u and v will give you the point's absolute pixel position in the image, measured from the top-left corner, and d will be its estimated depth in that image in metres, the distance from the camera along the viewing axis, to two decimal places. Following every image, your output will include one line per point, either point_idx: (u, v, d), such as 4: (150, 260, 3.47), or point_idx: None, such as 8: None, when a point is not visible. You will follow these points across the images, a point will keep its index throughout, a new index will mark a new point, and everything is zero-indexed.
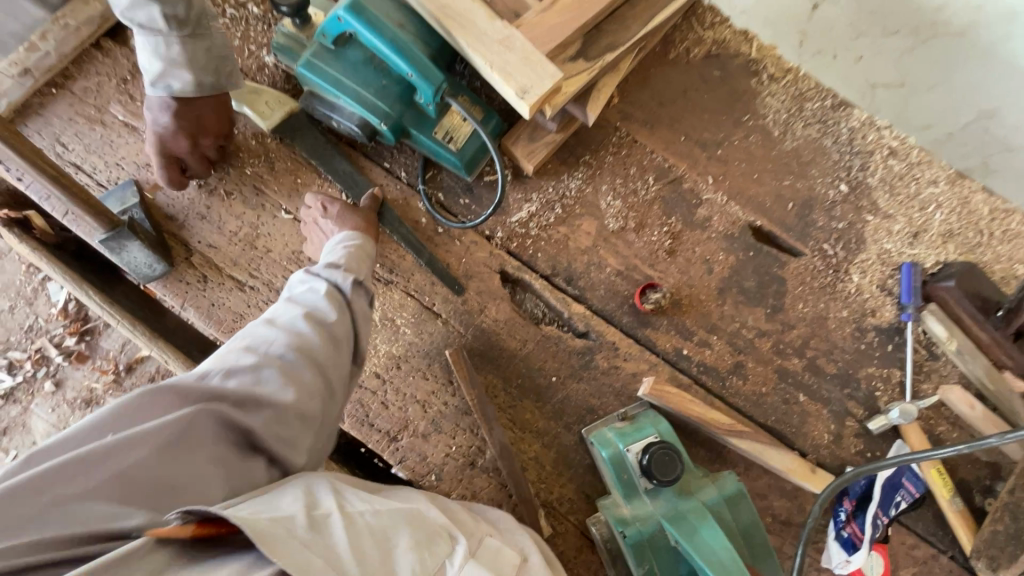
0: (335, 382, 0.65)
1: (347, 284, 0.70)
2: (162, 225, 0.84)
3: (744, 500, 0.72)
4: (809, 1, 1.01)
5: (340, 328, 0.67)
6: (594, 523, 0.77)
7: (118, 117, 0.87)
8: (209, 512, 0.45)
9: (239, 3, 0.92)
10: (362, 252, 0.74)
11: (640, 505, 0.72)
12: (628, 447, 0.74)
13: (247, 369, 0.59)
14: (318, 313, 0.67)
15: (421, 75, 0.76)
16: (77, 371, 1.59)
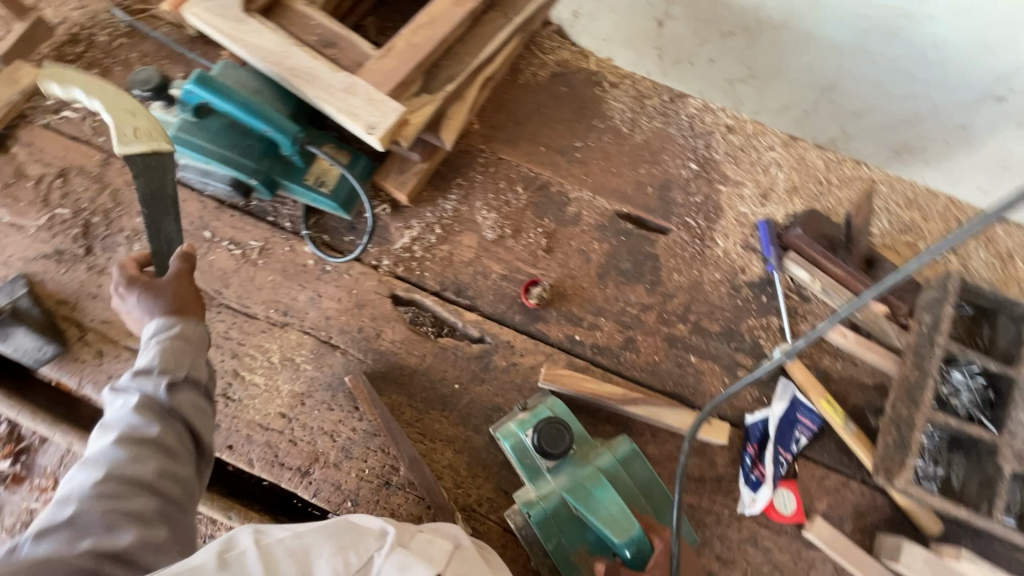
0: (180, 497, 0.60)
1: (164, 388, 0.64)
2: (54, 310, 0.87)
3: (637, 458, 0.78)
4: (654, 22, 1.21)
5: (168, 438, 0.61)
6: (509, 513, 0.78)
7: (3, 218, 0.91)
8: None
9: None
10: (172, 341, 0.68)
11: (545, 484, 0.75)
12: (526, 433, 0.78)
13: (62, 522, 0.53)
14: (136, 428, 0.61)
15: (277, 129, 0.84)
16: (15, 494, 1.53)
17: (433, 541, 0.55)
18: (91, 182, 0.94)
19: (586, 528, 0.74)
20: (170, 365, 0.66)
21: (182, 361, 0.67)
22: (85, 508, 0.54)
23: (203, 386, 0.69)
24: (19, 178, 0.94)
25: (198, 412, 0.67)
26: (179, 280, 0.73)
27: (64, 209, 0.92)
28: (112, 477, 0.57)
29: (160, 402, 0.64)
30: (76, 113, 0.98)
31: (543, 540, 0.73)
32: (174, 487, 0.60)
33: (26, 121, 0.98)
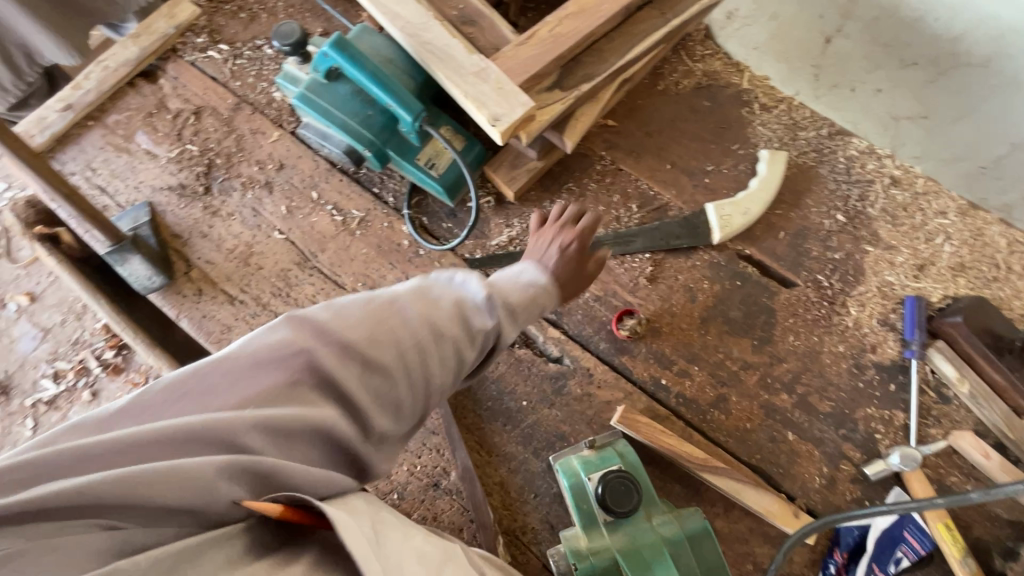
0: (435, 402, 0.58)
1: (502, 339, 0.61)
2: (168, 242, 0.91)
3: (707, 538, 0.70)
4: (822, 35, 1.08)
5: (471, 348, 0.58)
6: (552, 553, 0.74)
7: (142, 145, 0.97)
8: (300, 497, 0.42)
9: (257, 46, 1.02)
10: (531, 295, 0.65)
11: (598, 538, 0.70)
12: (589, 477, 0.72)
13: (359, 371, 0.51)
14: (465, 332, 0.58)
15: (400, 104, 0.81)
16: (112, 382, 1.75)
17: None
18: (221, 125, 0.98)
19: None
20: (516, 315, 0.62)
21: (522, 320, 0.63)
22: (379, 381, 0.52)
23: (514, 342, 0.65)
24: (162, 109, 0.99)
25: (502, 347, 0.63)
26: (574, 270, 0.72)
27: (193, 146, 0.96)
28: (425, 364, 0.55)
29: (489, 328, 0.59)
30: (219, 54, 1.02)
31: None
32: (437, 395, 0.57)
33: (176, 55, 1.02)
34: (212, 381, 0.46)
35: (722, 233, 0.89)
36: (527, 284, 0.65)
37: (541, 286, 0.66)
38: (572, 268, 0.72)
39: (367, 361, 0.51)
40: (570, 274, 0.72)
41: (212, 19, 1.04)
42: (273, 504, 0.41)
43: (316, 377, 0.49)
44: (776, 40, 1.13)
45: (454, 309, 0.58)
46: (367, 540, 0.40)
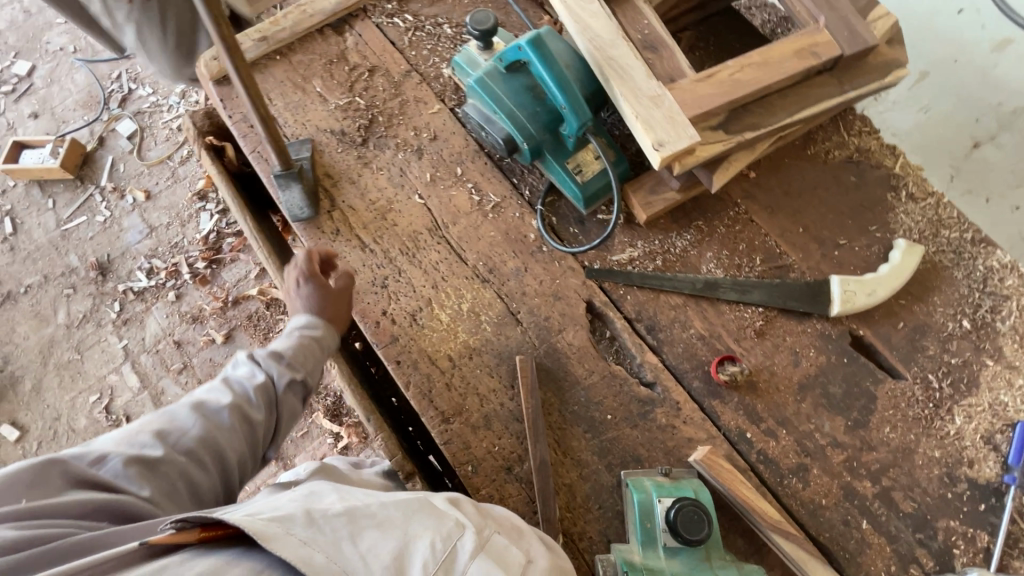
0: (232, 473, 0.70)
1: (281, 388, 0.78)
2: (320, 179, 0.98)
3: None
4: (969, 142, 1.39)
5: (256, 410, 0.74)
6: (601, 560, 0.75)
7: (317, 87, 1.05)
8: (206, 516, 0.54)
9: (438, 24, 1.10)
10: (308, 344, 0.82)
11: (654, 559, 0.74)
12: (660, 499, 0.75)
13: (147, 463, 0.63)
14: (248, 403, 0.74)
15: (572, 108, 0.86)
16: (197, 291, 1.88)
17: (508, 548, 0.59)
18: (390, 86, 1.05)
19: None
20: (295, 361, 0.80)
21: (303, 363, 0.81)
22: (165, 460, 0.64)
23: (306, 389, 0.82)
24: (341, 60, 1.07)
25: (289, 411, 0.79)
26: (342, 297, 0.87)
27: (361, 100, 1.04)
28: (215, 441, 0.69)
29: (274, 389, 0.77)
30: (403, 23, 1.10)
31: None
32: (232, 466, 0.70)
33: (364, 15, 1.10)
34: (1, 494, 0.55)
35: (841, 307, 0.89)
36: (295, 334, 0.83)
37: (313, 327, 0.84)
38: (335, 295, 0.87)
39: (144, 459, 0.63)
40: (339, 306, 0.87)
41: None
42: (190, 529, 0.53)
43: (100, 481, 0.60)
44: (922, 129, 1.42)
45: (231, 389, 0.74)
46: (296, 543, 0.51)
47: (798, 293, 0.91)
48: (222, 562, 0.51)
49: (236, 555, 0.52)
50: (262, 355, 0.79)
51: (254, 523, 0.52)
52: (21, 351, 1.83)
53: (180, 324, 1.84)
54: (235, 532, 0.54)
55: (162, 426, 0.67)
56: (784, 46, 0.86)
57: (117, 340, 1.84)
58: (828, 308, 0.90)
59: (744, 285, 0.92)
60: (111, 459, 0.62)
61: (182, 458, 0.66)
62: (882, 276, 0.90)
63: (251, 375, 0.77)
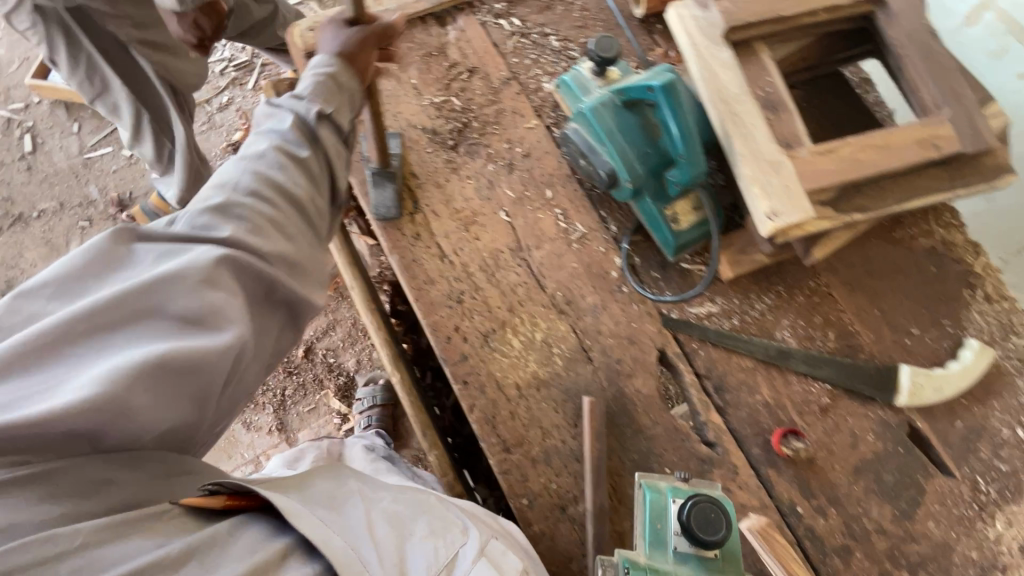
0: (310, 215, 0.67)
1: (313, 117, 0.68)
2: (406, 178, 0.95)
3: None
4: None
5: (308, 157, 0.67)
6: (602, 561, 0.72)
7: (412, 78, 1.00)
8: (240, 484, 0.54)
9: (544, 34, 1.06)
10: (329, 85, 0.70)
11: (660, 560, 0.71)
12: (675, 500, 0.74)
13: (223, 215, 0.59)
14: (292, 143, 0.67)
15: (689, 159, 0.84)
16: None
17: (504, 554, 0.62)
18: (488, 91, 1.01)
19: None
20: (315, 99, 0.68)
21: (327, 102, 0.69)
22: (242, 207, 0.60)
23: (346, 136, 0.72)
24: (441, 54, 1.02)
25: (342, 157, 0.72)
26: (367, 49, 0.73)
27: (457, 100, 1.00)
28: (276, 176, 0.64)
29: (308, 123, 0.68)
30: (509, 26, 1.05)
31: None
32: (308, 206, 0.66)
33: (470, 10, 1.06)
34: (81, 288, 0.52)
35: (908, 398, 0.89)
36: (318, 69, 0.70)
37: (333, 66, 0.71)
38: (364, 46, 0.73)
39: (211, 211, 0.59)
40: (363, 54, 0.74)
41: None
42: (216, 497, 0.52)
43: (179, 237, 0.57)
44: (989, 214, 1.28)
45: (267, 136, 0.67)
46: (319, 521, 0.54)
47: (865, 375, 0.92)
48: (258, 534, 0.52)
49: (271, 530, 0.53)
50: (285, 98, 0.69)
51: (284, 498, 0.54)
52: (27, 277, 1.75)
53: None
54: (266, 503, 0.55)
55: (221, 179, 0.62)
56: (906, 132, 0.85)
57: None
58: (893, 397, 0.90)
59: (815, 359, 0.92)
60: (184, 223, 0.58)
61: (246, 202, 0.61)
62: (949, 375, 0.91)
63: (278, 117, 0.68)
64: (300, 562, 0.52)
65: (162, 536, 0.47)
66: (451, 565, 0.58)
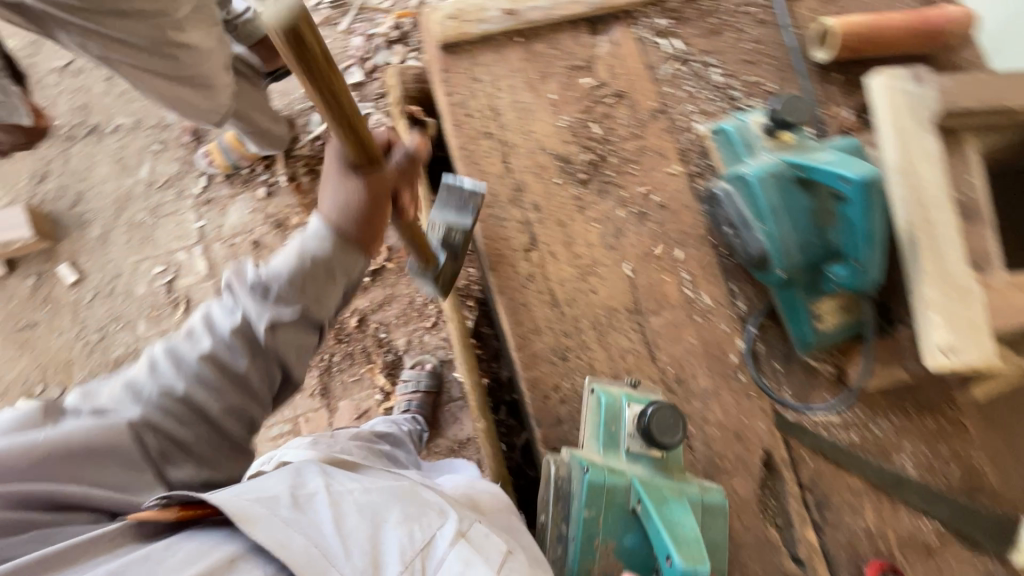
0: (234, 432, 0.66)
1: (263, 330, 0.65)
2: (529, 209, 0.85)
3: (720, 517, 0.72)
4: None
5: (244, 369, 0.64)
6: (555, 461, 0.74)
7: (552, 92, 0.89)
8: (189, 496, 0.51)
9: (707, 64, 0.92)
10: (310, 268, 0.67)
11: (614, 462, 0.74)
12: (629, 406, 0.74)
13: (128, 416, 0.59)
14: (225, 351, 0.64)
15: (862, 267, 0.73)
16: (289, 196, 1.74)
17: (489, 537, 0.57)
18: (632, 123, 0.89)
19: (629, 528, 0.71)
20: (303, 288, 0.66)
21: (310, 292, 0.67)
22: (151, 415, 0.60)
23: (319, 325, 0.70)
24: (588, 68, 0.90)
25: (301, 350, 0.68)
26: (377, 190, 0.67)
27: (596, 128, 0.89)
28: (210, 394, 0.63)
29: (256, 337, 0.65)
30: (669, 48, 0.92)
31: (581, 504, 0.70)
32: (236, 424, 0.66)
33: (629, 21, 0.92)
34: None
35: None
36: (300, 246, 0.67)
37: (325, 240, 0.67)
38: (363, 191, 0.67)
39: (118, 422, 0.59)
40: (372, 220, 0.69)
41: (682, 6, 0.94)
42: (171, 509, 0.51)
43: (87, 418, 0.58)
44: None
45: (209, 330, 0.65)
46: (278, 523, 0.50)
47: (977, 515, 0.82)
48: (203, 545, 0.49)
49: (220, 538, 0.50)
50: (249, 282, 0.66)
51: (236, 504, 0.51)
52: (96, 193, 1.72)
53: (262, 225, 1.72)
54: (218, 513, 0.52)
55: (130, 381, 0.62)
56: None
57: (194, 217, 1.72)
58: (1008, 550, 0.80)
59: (928, 491, 0.84)
60: (83, 412, 0.59)
61: (163, 414, 0.61)
62: None
63: (233, 310, 0.65)
64: (252, 563, 0.48)
65: (97, 559, 0.48)
66: (427, 551, 0.53)
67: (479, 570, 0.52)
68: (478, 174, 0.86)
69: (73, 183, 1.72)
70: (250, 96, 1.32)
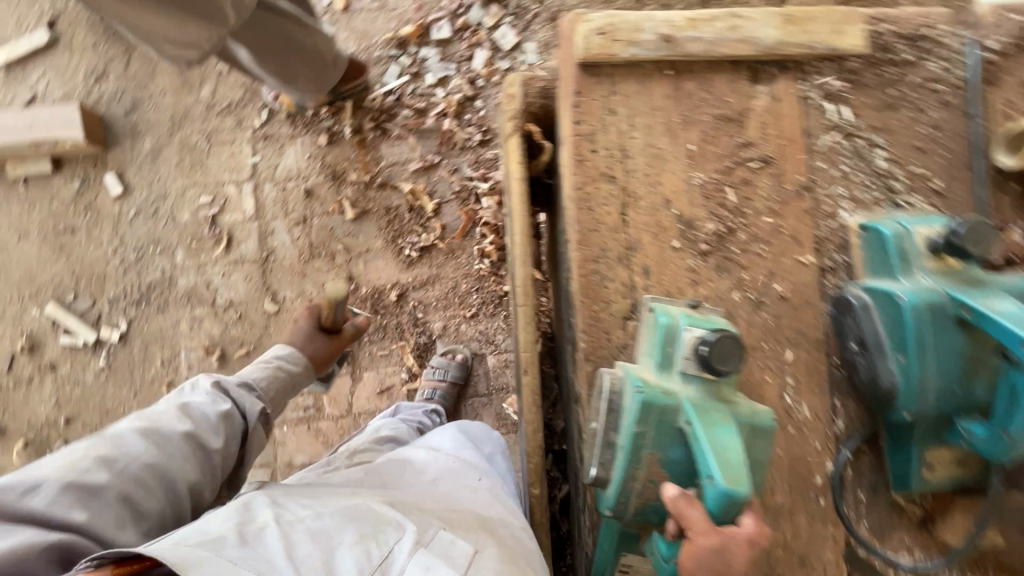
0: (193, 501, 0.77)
1: (254, 415, 0.90)
2: (635, 273, 0.76)
3: (768, 440, 0.66)
4: None
5: (215, 449, 0.80)
6: (609, 375, 0.70)
7: (691, 142, 0.77)
8: (120, 553, 0.56)
9: (872, 143, 0.80)
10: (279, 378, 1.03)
11: (667, 380, 0.67)
12: (688, 327, 0.66)
13: (100, 485, 0.67)
14: (208, 433, 0.82)
15: (1007, 439, 0.65)
16: (351, 149, 1.64)
17: (452, 544, 0.66)
18: (771, 196, 0.78)
19: (676, 443, 0.65)
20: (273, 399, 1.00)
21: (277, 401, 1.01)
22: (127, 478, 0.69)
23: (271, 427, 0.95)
24: (737, 123, 0.78)
25: (261, 437, 0.91)
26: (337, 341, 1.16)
27: (730, 193, 0.78)
28: (184, 463, 0.76)
29: (241, 422, 0.88)
30: (834, 116, 0.79)
31: (631, 419, 0.65)
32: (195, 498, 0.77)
33: (797, 75, 0.79)
34: None
35: None
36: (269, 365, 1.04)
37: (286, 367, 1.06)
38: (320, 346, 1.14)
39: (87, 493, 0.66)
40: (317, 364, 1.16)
41: (861, 67, 0.80)
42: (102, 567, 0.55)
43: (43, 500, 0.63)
44: None
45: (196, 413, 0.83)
46: (223, 561, 0.57)
47: None
48: None
49: None
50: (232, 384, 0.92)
51: (181, 550, 0.57)
52: (153, 104, 1.62)
53: (318, 174, 1.63)
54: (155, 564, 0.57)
55: (100, 455, 0.70)
56: None
57: (249, 151, 1.63)
58: None
59: None
60: (44, 488, 0.64)
61: (133, 486, 0.70)
62: None
63: (219, 396, 0.88)
64: None
65: None
66: (383, 565, 0.62)
67: (440, 569, 0.61)
68: (590, 222, 0.76)
69: (130, 88, 1.62)
70: (264, 26, 1.21)
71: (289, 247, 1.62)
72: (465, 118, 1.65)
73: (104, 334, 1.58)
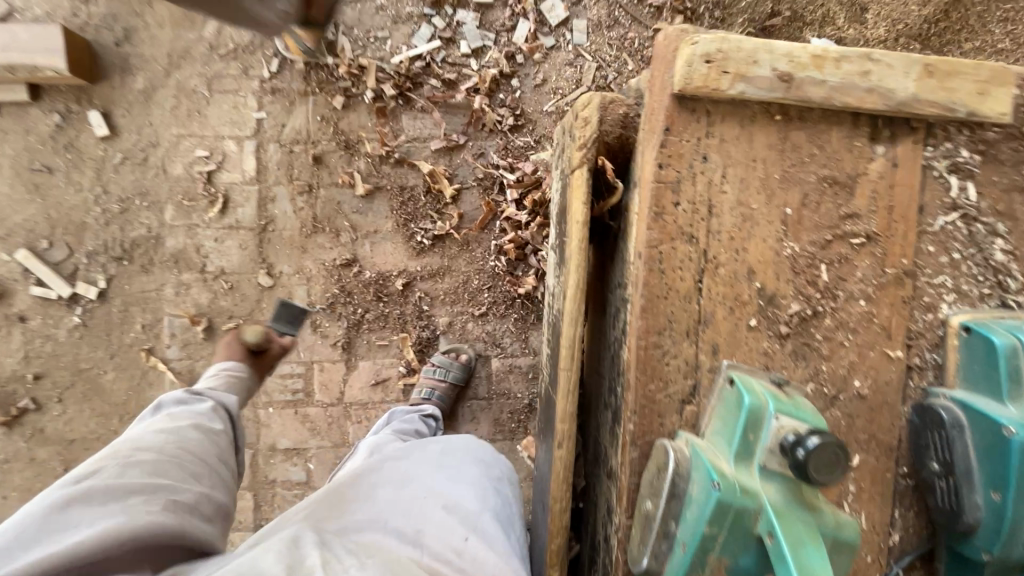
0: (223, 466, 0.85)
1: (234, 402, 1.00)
2: (701, 352, 0.65)
3: (849, 556, 0.57)
4: None
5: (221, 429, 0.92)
6: (674, 450, 0.62)
7: (788, 206, 0.65)
8: None
9: (994, 231, 0.68)
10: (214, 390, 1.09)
11: (745, 474, 0.58)
12: (778, 416, 0.57)
13: (185, 441, 0.83)
14: (211, 419, 0.92)
15: None
16: (367, 116, 1.47)
17: None
18: (868, 279, 0.67)
19: (748, 551, 0.57)
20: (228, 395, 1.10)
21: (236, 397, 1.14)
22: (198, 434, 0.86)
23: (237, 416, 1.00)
24: (844, 189, 0.66)
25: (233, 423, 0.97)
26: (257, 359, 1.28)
27: (822, 270, 0.66)
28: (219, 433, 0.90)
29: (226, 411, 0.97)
30: (956, 193, 0.68)
31: (701, 518, 0.56)
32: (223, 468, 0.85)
33: (922, 139, 0.67)
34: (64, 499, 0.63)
35: None
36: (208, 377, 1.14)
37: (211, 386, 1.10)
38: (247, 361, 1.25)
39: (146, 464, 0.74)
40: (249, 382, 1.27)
41: (998, 139, 0.67)
42: None
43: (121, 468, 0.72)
44: None
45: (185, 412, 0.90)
46: None
47: None
48: None
49: None
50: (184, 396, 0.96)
51: None
52: (149, 36, 1.43)
53: (328, 141, 1.47)
54: None
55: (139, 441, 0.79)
56: None
57: (254, 104, 1.46)
58: None
59: None
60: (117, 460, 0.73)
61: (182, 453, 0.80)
62: None
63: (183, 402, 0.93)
64: None
65: None
66: None
67: None
68: (658, 287, 0.64)
69: (123, 14, 1.42)
70: None
71: (290, 217, 1.48)
72: (498, 98, 1.48)
73: (79, 290, 1.44)
